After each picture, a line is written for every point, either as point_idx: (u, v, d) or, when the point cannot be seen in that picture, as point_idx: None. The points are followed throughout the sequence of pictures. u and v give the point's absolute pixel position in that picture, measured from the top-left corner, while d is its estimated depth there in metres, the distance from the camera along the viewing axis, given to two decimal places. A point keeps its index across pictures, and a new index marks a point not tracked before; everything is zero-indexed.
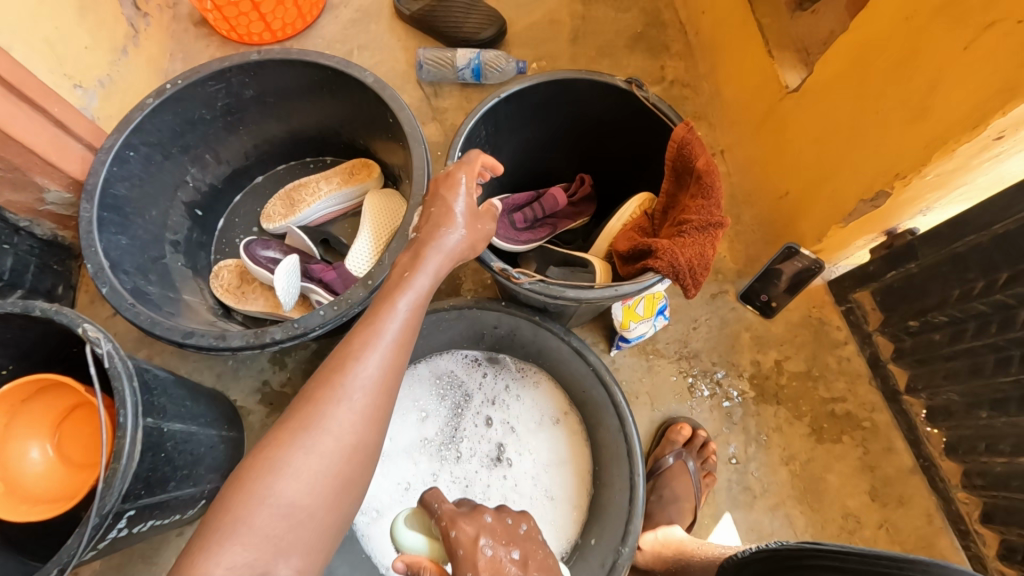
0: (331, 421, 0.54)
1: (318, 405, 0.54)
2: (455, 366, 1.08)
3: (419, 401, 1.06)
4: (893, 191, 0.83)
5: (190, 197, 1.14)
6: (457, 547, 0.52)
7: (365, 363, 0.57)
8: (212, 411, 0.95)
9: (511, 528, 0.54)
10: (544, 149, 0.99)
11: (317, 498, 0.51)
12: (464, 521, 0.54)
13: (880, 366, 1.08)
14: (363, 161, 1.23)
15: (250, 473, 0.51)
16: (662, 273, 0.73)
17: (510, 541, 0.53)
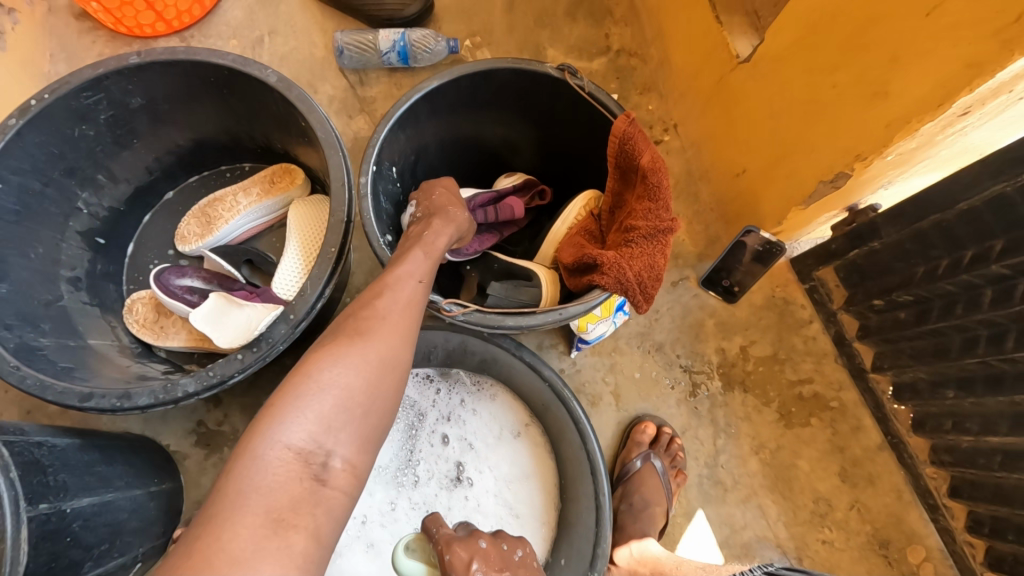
0: (288, 430, 0.51)
1: (289, 392, 0.53)
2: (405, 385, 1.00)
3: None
4: (854, 172, 0.76)
5: (86, 225, 1.00)
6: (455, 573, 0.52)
7: (340, 399, 0.54)
8: (134, 468, 0.85)
9: (504, 552, 0.57)
10: (477, 146, 0.89)
11: (284, 512, 0.47)
12: (460, 544, 0.53)
13: (846, 344, 1.05)
14: (284, 166, 1.11)
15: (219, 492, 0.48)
16: (609, 289, 0.65)
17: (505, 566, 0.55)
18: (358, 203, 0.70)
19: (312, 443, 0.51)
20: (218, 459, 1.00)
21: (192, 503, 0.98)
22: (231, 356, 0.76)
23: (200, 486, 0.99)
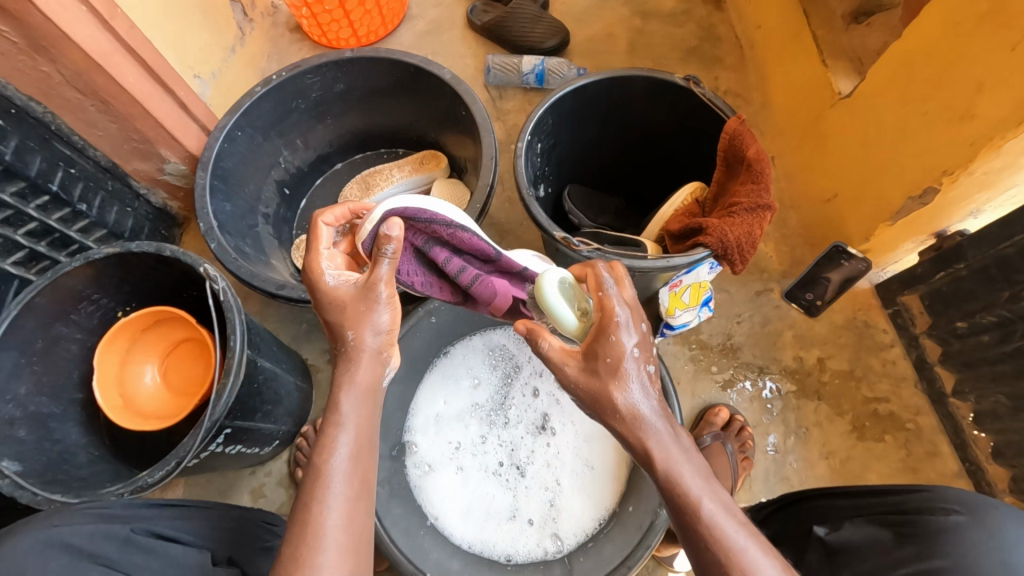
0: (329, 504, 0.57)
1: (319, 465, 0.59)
2: (506, 340, 1.16)
3: (473, 367, 1.15)
4: (942, 188, 0.87)
5: (281, 177, 1.27)
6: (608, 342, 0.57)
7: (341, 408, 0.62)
8: (290, 360, 1.06)
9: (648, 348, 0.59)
10: (601, 143, 1.07)
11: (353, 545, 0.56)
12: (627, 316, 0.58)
13: (926, 369, 1.09)
14: (432, 152, 1.34)
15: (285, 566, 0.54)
16: (711, 248, 0.79)
17: (645, 360, 0.58)
18: (513, 162, 0.89)
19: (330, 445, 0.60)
20: None
21: (317, 410, 1.17)
22: None
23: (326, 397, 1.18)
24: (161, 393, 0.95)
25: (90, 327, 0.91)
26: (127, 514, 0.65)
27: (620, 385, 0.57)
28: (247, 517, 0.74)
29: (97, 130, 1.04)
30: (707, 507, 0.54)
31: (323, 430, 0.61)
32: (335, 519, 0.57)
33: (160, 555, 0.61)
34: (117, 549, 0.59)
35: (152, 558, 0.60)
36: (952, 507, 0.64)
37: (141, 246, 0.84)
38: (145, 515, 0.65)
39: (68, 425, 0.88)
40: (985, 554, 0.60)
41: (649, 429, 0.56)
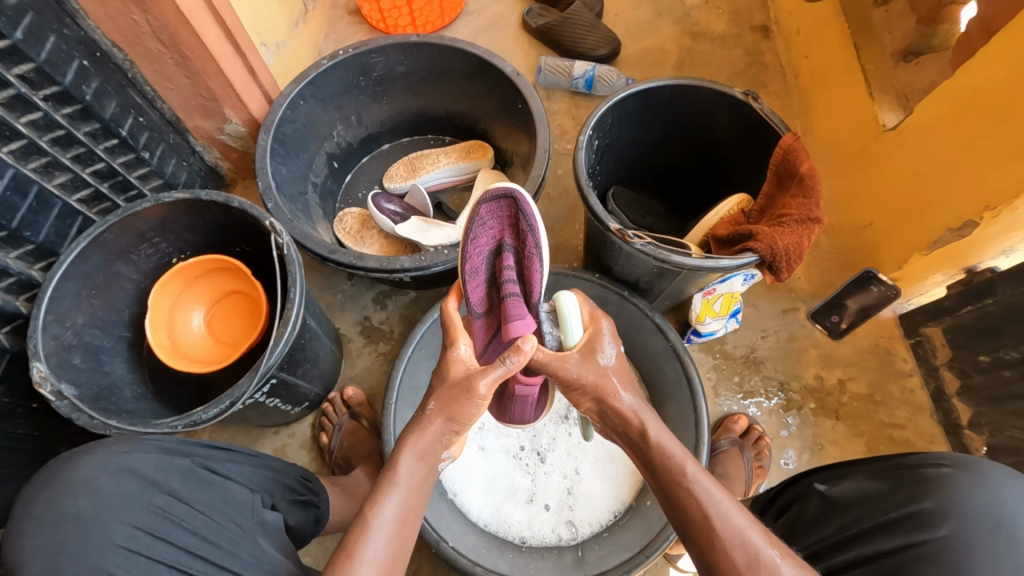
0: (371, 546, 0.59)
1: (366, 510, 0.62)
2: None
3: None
4: (982, 221, 0.91)
5: (332, 150, 1.31)
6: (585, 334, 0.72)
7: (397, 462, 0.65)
8: (329, 325, 1.08)
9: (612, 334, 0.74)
10: (652, 147, 1.11)
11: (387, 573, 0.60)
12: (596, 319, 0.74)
13: (944, 399, 1.12)
14: (480, 143, 1.37)
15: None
16: (760, 254, 0.82)
17: (611, 343, 0.72)
18: (574, 154, 0.93)
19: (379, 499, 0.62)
20: (374, 349, 1.22)
21: (345, 378, 1.19)
22: (441, 251, 1.00)
23: (354, 366, 1.20)
24: (205, 340, 0.99)
25: (146, 269, 0.93)
26: (186, 449, 0.70)
27: (596, 360, 0.70)
28: (289, 467, 0.82)
29: (169, 83, 1.08)
30: (690, 467, 0.61)
31: (379, 482, 0.64)
32: (376, 560, 0.59)
33: (216, 488, 0.67)
34: (179, 480, 0.65)
35: (209, 490, 0.66)
36: (943, 461, 0.63)
37: (210, 194, 0.87)
38: (200, 453, 0.71)
39: (115, 360, 0.90)
40: (978, 499, 0.59)
41: (614, 392, 0.68)
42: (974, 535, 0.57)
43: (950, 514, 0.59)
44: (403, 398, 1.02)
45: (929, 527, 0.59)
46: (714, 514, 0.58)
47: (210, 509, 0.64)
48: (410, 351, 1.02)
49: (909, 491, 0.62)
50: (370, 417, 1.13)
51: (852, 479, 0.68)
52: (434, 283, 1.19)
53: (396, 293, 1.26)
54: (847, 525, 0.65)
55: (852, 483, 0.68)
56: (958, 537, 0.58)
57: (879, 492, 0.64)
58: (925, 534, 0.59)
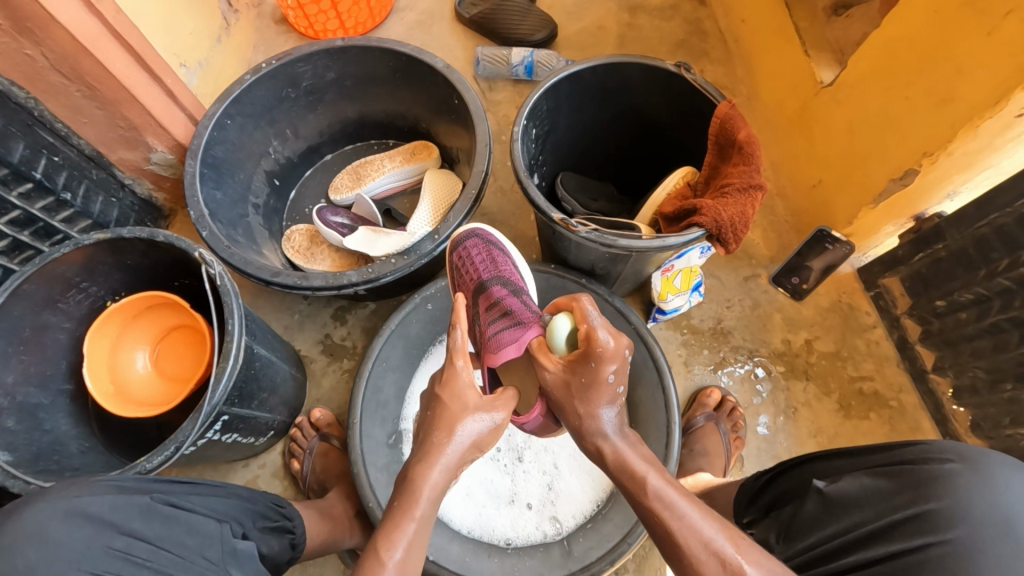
0: None
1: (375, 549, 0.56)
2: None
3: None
4: (922, 169, 0.91)
5: (271, 167, 1.26)
6: (591, 359, 0.62)
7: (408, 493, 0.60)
8: (286, 349, 1.04)
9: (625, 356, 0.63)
10: (594, 129, 1.09)
11: None
12: (611, 335, 0.62)
13: (908, 348, 1.13)
14: (424, 143, 1.33)
15: None
16: (706, 227, 0.81)
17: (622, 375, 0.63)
18: (510, 146, 0.90)
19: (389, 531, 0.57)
20: (338, 367, 1.19)
21: (311, 400, 1.16)
22: (388, 260, 0.97)
23: (320, 387, 1.17)
24: (153, 380, 0.95)
25: (78, 316, 0.89)
26: (147, 485, 0.61)
27: (586, 399, 0.64)
28: (258, 493, 0.73)
29: (82, 116, 1.02)
30: (653, 482, 0.58)
31: (389, 513, 0.60)
32: None
33: (183, 524, 0.58)
34: (140, 519, 0.56)
35: (175, 525, 0.58)
36: (946, 455, 0.56)
37: (134, 231, 0.82)
38: (161, 487, 0.61)
39: (57, 417, 0.85)
40: (985, 496, 0.53)
41: (602, 429, 0.64)
42: (986, 534, 0.51)
43: (957, 516, 0.53)
44: (369, 415, 0.99)
45: (935, 528, 0.53)
46: (679, 532, 0.54)
47: (179, 547, 0.56)
48: (370, 366, 1.00)
49: (913, 492, 0.55)
50: (342, 437, 1.10)
51: (851, 476, 0.60)
52: (391, 292, 1.16)
53: (354, 307, 1.23)
54: (847, 527, 0.58)
55: (851, 479, 0.60)
56: (972, 540, 0.52)
57: (879, 490, 0.57)
58: (930, 537, 0.53)
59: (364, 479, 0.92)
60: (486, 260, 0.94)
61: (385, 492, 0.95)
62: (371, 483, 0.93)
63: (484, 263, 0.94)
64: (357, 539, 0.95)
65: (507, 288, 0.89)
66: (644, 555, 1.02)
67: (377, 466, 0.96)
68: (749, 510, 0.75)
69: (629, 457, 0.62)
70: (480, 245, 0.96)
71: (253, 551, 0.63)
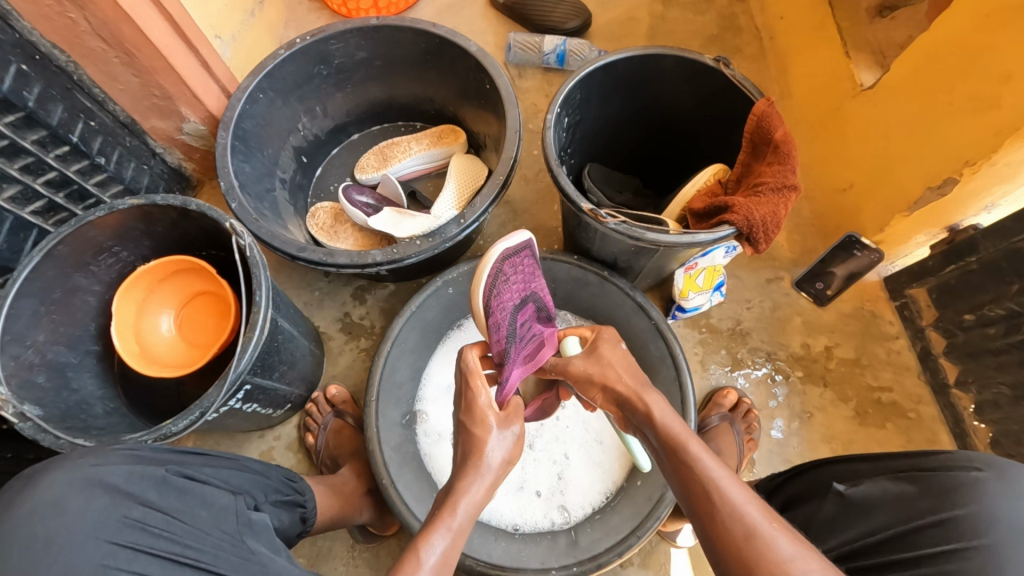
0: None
1: (411, 552, 0.59)
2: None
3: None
4: (961, 178, 0.89)
5: (298, 143, 1.27)
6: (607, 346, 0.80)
7: (454, 510, 0.63)
8: (306, 324, 1.06)
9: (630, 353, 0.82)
10: (624, 121, 1.08)
11: None
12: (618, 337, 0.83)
13: (931, 359, 1.11)
14: (451, 127, 1.33)
15: None
16: (736, 226, 0.80)
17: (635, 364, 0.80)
18: (542, 133, 0.89)
19: (424, 538, 0.60)
20: (355, 345, 1.20)
21: (327, 376, 1.17)
22: (412, 242, 0.98)
23: (337, 364, 1.18)
24: (176, 344, 0.97)
25: (108, 279, 0.90)
26: (163, 457, 0.61)
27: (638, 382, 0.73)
28: (271, 467, 0.74)
29: (118, 83, 1.03)
30: (693, 447, 0.61)
31: (430, 523, 0.63)
32: None
33: (198, 497, 0.58)
34: (154, 490, 0.55)
35: (190, 497, 0.57)
36: (974, 464, 0.56)
37: (166, 199, 0.83)
38: (175, 460, 0.61)
39: (84, 376, 0.87)
40: (1010, 506, 0.52)
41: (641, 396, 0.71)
42: (1014, 541, 0.51)
43: (984, 522, 0.52)
44: (385, 393, 1.00)
45: (961, 534, 0.52)
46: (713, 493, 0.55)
47: (194, 517, 0.55)
48: (388, 346, 1.00)
49: (937, 499, 0.55)
50: (356, 414, 1.12)
51: (873, 480, 0.60)
52: (412, 274, 1.16)
53: (374, 287, 1.23)
54: (868, 529, 0.58)
55: (872, 483, 0.60)
56: (1000, 546, 0.51)
57: (903, 495, 0.57)
58: (957, 542, 0.52)
59: (379, 458, 0.93)
60: (530, 273, 0.86)
61: (398, 469, 0.96)
62: (386, 458, 0.94)
63: (528, 276, 0.85)
64: (369, 515, 0.97)
65: (536, 306, 0.87)
66: (651, 549, 1.02)
67: (392, 444, 0.98)
68: None
69: (665, 422, 0.66)
70: (529, 258, 0.85)
71: (268, 524, 0.62)
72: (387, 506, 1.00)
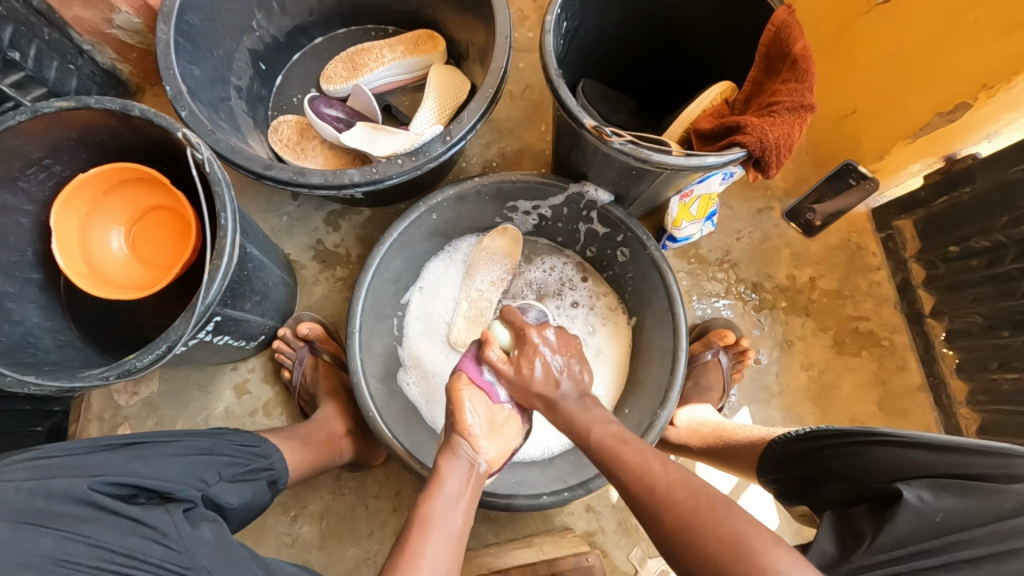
0: (454, 506, 0.69)
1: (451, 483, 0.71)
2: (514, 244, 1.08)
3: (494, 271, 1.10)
4: (976, 103, 0.85)
5: (255, 46, 1.11)
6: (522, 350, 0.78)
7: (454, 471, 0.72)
8: (277, 252, 0.98)
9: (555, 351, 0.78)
10: (625, 29, 0.99)
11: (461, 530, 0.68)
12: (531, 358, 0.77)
13: (909, 291, 1.13)
14: (430, 33, 1.17)
15: (423, 528, 0.65)
16: (748, 148, 0.74)
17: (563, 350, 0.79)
18: (540, 37, 0.79)
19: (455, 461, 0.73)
20: (330, 275, 1.12)
21: (302, 307, 1.11)
22: (393, 160, 0.88)
23: (311, 294, 1.11)
24: (131, 266, 0.84)
25: (42, 199, 0.79)
26: (84, 463, 0.56)
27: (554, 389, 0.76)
28: (219, 440, 0.73)
29: None
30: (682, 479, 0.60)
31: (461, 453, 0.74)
32: (451, 517, 0.68)
33: (130, 512, 0.53)
34: (80, 505, 0.51)
35: (122, 519, 0.52)
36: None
37: (102, 101, 0.71)
38: (105, 465, 0.57)
39: (28, 308, 0.78)
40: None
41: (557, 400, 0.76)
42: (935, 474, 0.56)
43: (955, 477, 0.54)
44: (368, 324, 0.95)
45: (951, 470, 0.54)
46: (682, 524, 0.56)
47: (126, 534, 0.52)
48: (369, 275, 0.92)
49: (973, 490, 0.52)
50: (333, 350, 1.05)
51: (950, 491, 0.52)
52: (390, 198, 1.09)
53: (348, 212, 1.14)
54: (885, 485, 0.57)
55: (950, 495, 0.52)
56: None
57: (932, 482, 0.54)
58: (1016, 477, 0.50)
59: (364, 391, 0.88)
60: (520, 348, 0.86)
61: (385, 403, 0.92)
62: (371, 392, 0.90)
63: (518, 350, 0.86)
64: (353, 452, 0.96)
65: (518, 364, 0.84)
66: None
67: (375, 376, 0.94)
68: (781, 472, 0.72)
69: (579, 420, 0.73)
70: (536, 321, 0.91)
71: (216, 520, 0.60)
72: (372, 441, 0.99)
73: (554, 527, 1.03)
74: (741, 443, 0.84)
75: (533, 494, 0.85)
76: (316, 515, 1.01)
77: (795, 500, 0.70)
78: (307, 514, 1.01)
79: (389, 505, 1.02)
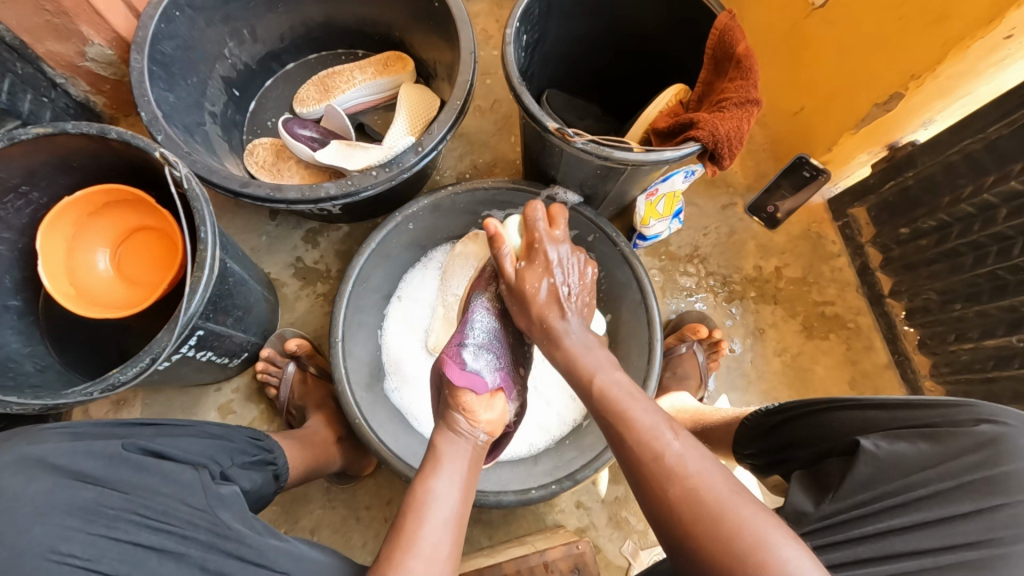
0: (445, 485, 0.66)
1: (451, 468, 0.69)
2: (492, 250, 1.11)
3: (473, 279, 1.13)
4: (908, 92, 0.92)
5: (228, 73, 1.14)
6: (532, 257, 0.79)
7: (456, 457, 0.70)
8: (257, 269, 0.99)
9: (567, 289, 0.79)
10: (582, 40, 1.04)
11: (458, 512, 0.65)
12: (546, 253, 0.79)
13: (869, 274, 1.19)
14: (398, 54, 1.22)
15: (410, 512, 0.62)
16: (702, 141, 0.79)
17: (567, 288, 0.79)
18: (502, 49, 0.83)
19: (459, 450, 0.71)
20: (312, 291, 1.14)
21: (284, 324, 1.12)
22: (368, 173, 0.91)
23: (293, 311, 1.13)
24: (116, 286, 0.85)
25: (20, 226, 0.80)
26: (107, 431, 0.58)
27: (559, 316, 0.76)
28: (233, 430, 0.74)
29: None
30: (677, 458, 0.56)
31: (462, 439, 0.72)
32: (442, 491, 0.66)
33: (155, 472, 0.55)
34: (107, 467, 0.52)
35: (152, 476, 0.54)
36: (977, 417, 0.54)
37: (79, 126, 0.72)
38: (130, 433, 0.59)
39: (7, 333, 0.79)
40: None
41: (560, 335, 0.76)
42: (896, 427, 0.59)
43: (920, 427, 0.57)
44: (350, 334, 0.96)
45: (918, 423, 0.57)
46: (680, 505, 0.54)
47: (155, 495, 0.53)
48: (349, 286, 0.94)
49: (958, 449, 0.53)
50: (319, 363, 1.07)
51: (903, 439, 0.56)
52: (367, 213, 1.11)
53: (327, 229, 1.16)
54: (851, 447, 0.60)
55: (903, 442, 0.56)
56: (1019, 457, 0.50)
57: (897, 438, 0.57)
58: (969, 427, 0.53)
59: (349, 398, 0.89)
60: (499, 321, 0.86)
61: (371, 411, 0.93)
62: (357, 401, 0.90)
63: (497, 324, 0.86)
64: (342, 462, 0.96)
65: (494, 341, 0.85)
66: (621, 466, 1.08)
67: (360, 385, 0.95)
68: (757, 444, 0.75)
69: (580, 359, 0.73)
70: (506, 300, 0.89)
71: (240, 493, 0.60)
72: (361, 451, 0.99)
73: (546, 525, 1.04)
74: (716, 425, 0.87)
75: (522, 490, 0.87)
76: (308, 529, 1.00)
77: (770, 470, 0.73)
78: (299, 530, 1.01)
79: (381, 516, 1.02)
